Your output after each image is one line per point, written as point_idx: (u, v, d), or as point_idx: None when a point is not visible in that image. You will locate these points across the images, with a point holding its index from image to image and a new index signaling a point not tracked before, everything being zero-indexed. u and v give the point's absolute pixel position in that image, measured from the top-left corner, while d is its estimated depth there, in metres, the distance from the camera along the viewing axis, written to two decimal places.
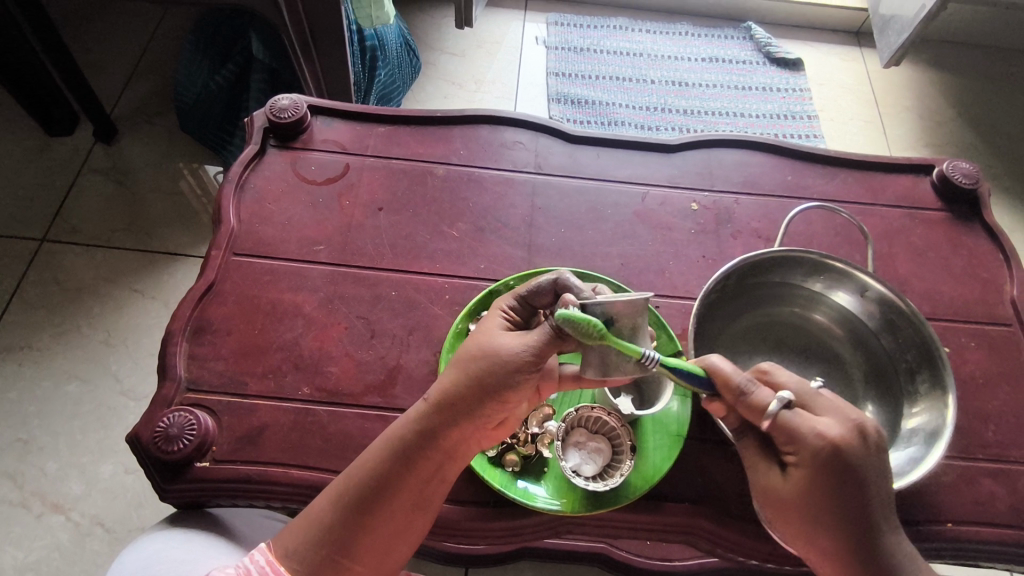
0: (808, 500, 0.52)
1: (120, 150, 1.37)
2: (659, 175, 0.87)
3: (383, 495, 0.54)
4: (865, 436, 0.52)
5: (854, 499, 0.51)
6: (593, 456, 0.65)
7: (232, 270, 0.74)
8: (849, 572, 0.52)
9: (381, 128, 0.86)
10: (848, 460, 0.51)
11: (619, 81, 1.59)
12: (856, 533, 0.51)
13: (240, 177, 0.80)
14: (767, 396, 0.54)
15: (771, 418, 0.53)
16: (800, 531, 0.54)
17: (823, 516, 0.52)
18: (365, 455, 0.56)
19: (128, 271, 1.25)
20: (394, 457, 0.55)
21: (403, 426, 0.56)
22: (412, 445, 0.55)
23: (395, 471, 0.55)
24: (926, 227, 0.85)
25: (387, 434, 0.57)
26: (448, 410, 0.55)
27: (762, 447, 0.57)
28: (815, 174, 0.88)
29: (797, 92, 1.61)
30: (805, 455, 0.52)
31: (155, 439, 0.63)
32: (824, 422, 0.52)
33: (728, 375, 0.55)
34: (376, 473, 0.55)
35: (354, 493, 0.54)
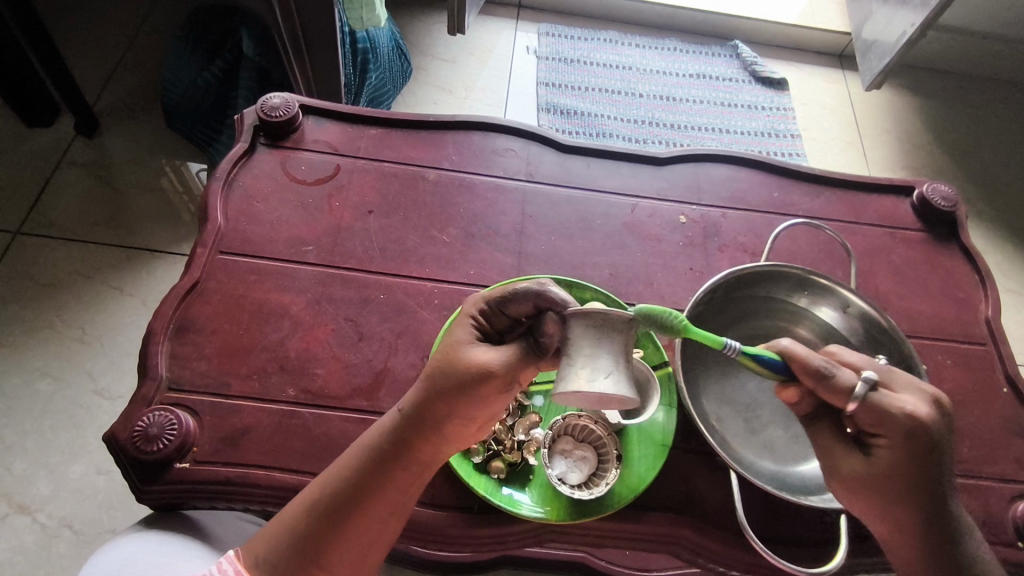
0: (899, 476, 0.53)
1: (101, 144, 1.34)
2: (649, 187, 0.88)
3: (361, 504, 0.54)
4: (941, 410, 0.54)
5: (938, 472, 0.53)
6: (579, 464, 0.64)
7: (217, 268, 0.73)
8: (920, 539, 0.54)
9: (373, 131, 0.86)
10: (934, 435, 0.53)
11: (607, 94, 1.61)
12: (937, 507, 0.53)
13: (228, 175, 0.79)
14: (852, 378, 0.54)
15: (860, 400, 0.53)
16: (879, 509, 0.55)
17: (913, 492, 0.53)
18: (338, 465, 0.55)
19: (106, 268, 1.23)
20: (372, 465, 0.55)
21: (380, 430, 0.56)
22: (388, 453, 0.55)
23: (370, 474, 0.54)
24: (906, 247, 0.87)
25: (366, 436, 0.57)
26: (419, 415, 0.56)
27: (840, 438, 0.57)
28: (801, 191, 0.90)
29: (780, 111, 1.64)
30: (896, 434, 0.53)
31: (133, 438, 0.62)
32: (909, 401, 0.54)
33: (806, 359, 0.54)
34: (356, 476, 0.54)
35: (332, 497, 0.54)
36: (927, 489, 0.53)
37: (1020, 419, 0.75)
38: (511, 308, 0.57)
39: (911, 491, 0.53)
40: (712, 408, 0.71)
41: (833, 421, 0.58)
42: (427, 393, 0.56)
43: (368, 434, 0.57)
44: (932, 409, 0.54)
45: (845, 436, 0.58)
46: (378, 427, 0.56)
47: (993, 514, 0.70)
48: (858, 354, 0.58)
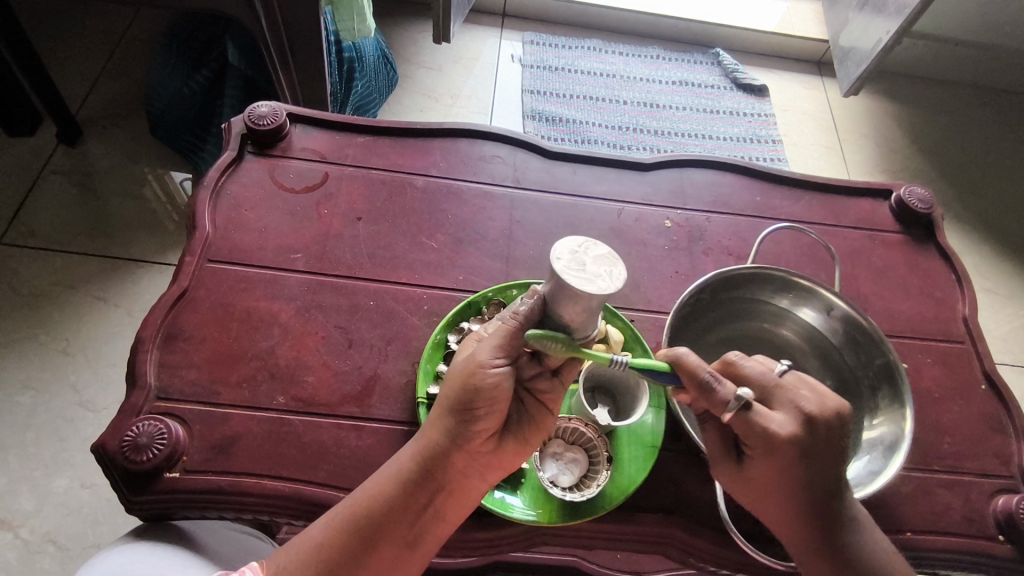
0: (773, 482, 0.55)
1: (84, 153, 1.33)
2: (635, 192, 0.89)
3: (384, 527, 0.55)
4: (815, 428, 0.54)
5: (809, 481, 0.54)
6: (571, 466, 0.65)
7: (206, 276, 0.73)
8: (801, 538, 0.56)
9: (360, 139, 0.86)
10: (802, 447, 0.54)
11: (593, 100, 1.63)
12: (814, 508, 0.55)
13: (216, 183, 0.79)
14: (728, 392, 0.55)
15: (732, 413, 0.54)
16: (761, 508, 0.58)
17: (786, 496, 0.55)
18: (367, 488, 0.56)
19: (90, 278, 1.21)
20: (398, 490, 0.56)
21: (403, 458, 0.57)
22: (415, 478, 0.56)
23: (391, 501, 0.55)
24: (885, 248, 0.89)
25: (388, 466, 0.58)
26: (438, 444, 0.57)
27: (724, 442, 0.59)
28: (782, 195, 0.92)
29: (762, 117, 1.67)
30: (764, 447, 0.54)
31: (123, 448, 0.61)
32: (777, 419, 0.54)
33: (691, 371, 0.55)
34: (376, 504, 0.55)
35: (354, 524, 0.54)
36: (799, 494, 0.55)
37: (997, 415, 0.77)
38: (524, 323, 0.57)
39: (786, 494, 0.55)
40: None
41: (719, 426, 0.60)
42: (444, 412, 0.57)
43: (395, 458, 0.57)
44: (807, 422, 0.54)
45: (731, 440, 0.59)
46: (407, 452, 0.57)
47: (974, 509, 0.71)
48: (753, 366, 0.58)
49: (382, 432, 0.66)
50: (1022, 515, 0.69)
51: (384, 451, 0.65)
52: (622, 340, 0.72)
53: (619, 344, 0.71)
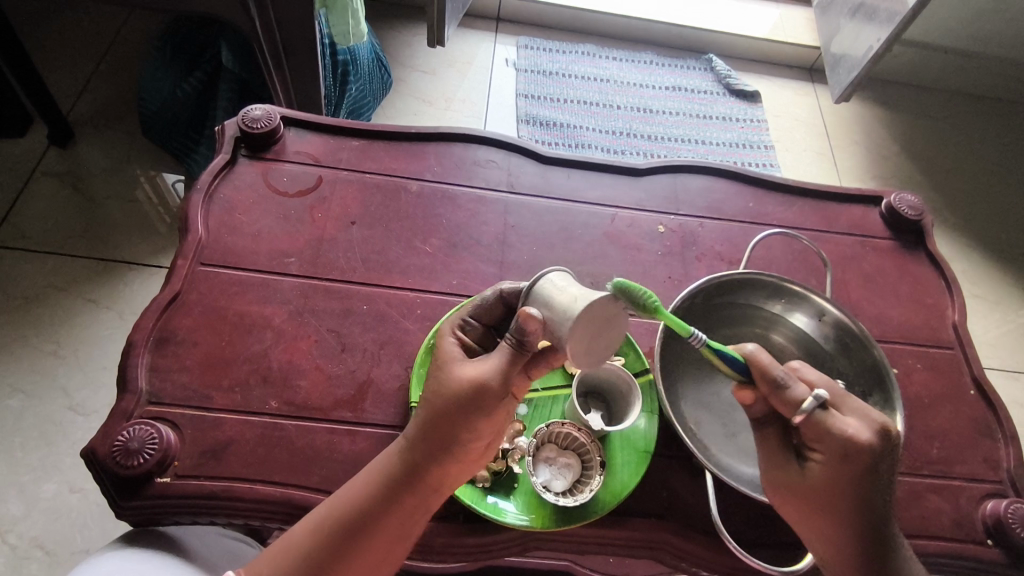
0: (833, 489, 0.55)
1: (76, 155, 1.32)
2: (628, 197, 0.89)
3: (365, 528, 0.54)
4: (887, 437, 0.55)
5: (871, 490, 0.55)
6: (564, 471, 0.65)
7: (198, 280, 0.72)
8: (851, 556, 0.56)
9: (354, 143, 0.86)
10: (880, 456, 0.54)
11: (586, 105, 1.64)
12: (868, 518, 0.55)
13: (209, 187, 0.79)
14: (804, 393, 0.55)
15: (806, 414, 0.55)
16: (807, 513, 0.58)
17: (840, 504, 0.56)
18: (342, 493, 0.55)
19: (80, 280, 1.21)
20: (382, 490, 0.55)
21: (388, 459, 0.56)
22: (400, 478, 0.55)
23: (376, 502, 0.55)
24: (876, 255, 0.90)
25: (372, 465, 0.57)
26: (425, 449, 0.55)
27: (783, 449, 0.59)
28: (774, 200, 0.93)
29: (754, 123, 1.69)
30: (832, 452, 0.55)
31: (113, 453, 0.60)
32: (853, 424, 0.55)
33: (767, 365, 0.55)
34: (364, 503, 0.55)
35: (338, 526, 0.54)
36: (863, 507, 0.55)
37: (986, 421, 0.78)
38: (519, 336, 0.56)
39: (846, 506, 0.55)
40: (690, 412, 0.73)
41: (778, 430, 0.60)
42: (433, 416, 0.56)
43: (381, 457, 0.57)
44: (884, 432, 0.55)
45: (787, 446, 0.59)
46: (394, 454, 0.56)
47: (963, 513, 0.72)
48: (819, 372, 0.59)
49: (376, 437, 0.66)
50: (1011, 519, 0.70)
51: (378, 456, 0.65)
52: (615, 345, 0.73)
53: None
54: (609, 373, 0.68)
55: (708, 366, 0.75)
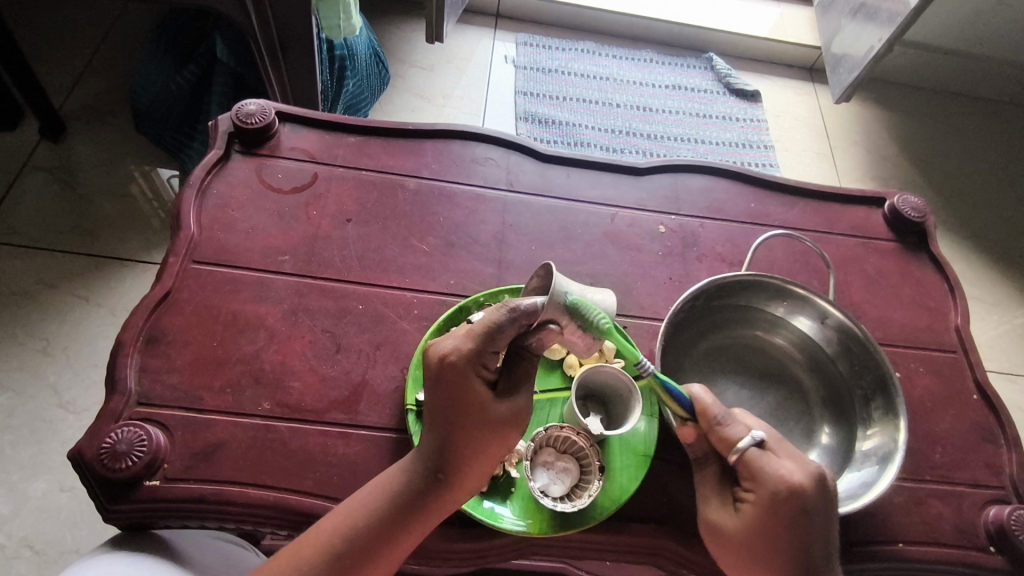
0: (763, 535, 0.54)
1: (68, 149, 1.30)
2: (629, 197, 0.88)
3: (376, 535, 0.54)
4: (822, 484, 0.54)
5: (802, 539, 0.53)
6: (562, 476, 0.63)
7: (190, 278, 0.71)
8: None
9: (351, 139, 0.85)
10: (812, 502, 0.53)
11: (585, 103, 1.62)
12: (797, 570, 0.53)
13: (202, 182, 0.77)
14: (739, 432, 0.57)
15: (740, 453, 0.56)
16: (740, 565, 0.56)
17: (767, 554, 0.54)
18: (355, 501, 0.55)
19: (72, 276, 1.19)
20: (392, 504, 0.55)
21: (407, 471, 0.56)
22: (411, 494, 0.55)
23: (394, 514, 0.54)
24: (878, 257, 0.89)
25: (390, 475, 0.56)
26: (449, 465, 0.55)
27: (719, 489, 0.59)
28: (775, 201, 0.92)
29: (754, 123, 1.68)
30: (762, 493, 0.54)
31: (100, 456, 0.59)
32: (787, 466, 0.54)
33: (706, 404, 0.58)
34: (382, 515, 0.54)
35: (348, 540, 0.53)
36: (790, 553, 0.53)
37: (989, 426, 0.77)
38: (528, 344, 0.55)
39: (777, 550, 0.54)
40: None
41: (719, 469, 0.60)
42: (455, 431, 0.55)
43: (396, 469, 0.57)
44: (819, 479, 0.54)
45: (726, 484, 0.60)
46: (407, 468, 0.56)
47: (966, 520, 0.71)
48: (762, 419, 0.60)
49: (370, 440, 0.65)
50: (1013, 526, 0.69)
51: (372, 459, 0.64)
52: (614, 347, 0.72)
53: (610, 352, 0.71)
54: (613, 378, 0.67)
55: (708, 369, 0.74)
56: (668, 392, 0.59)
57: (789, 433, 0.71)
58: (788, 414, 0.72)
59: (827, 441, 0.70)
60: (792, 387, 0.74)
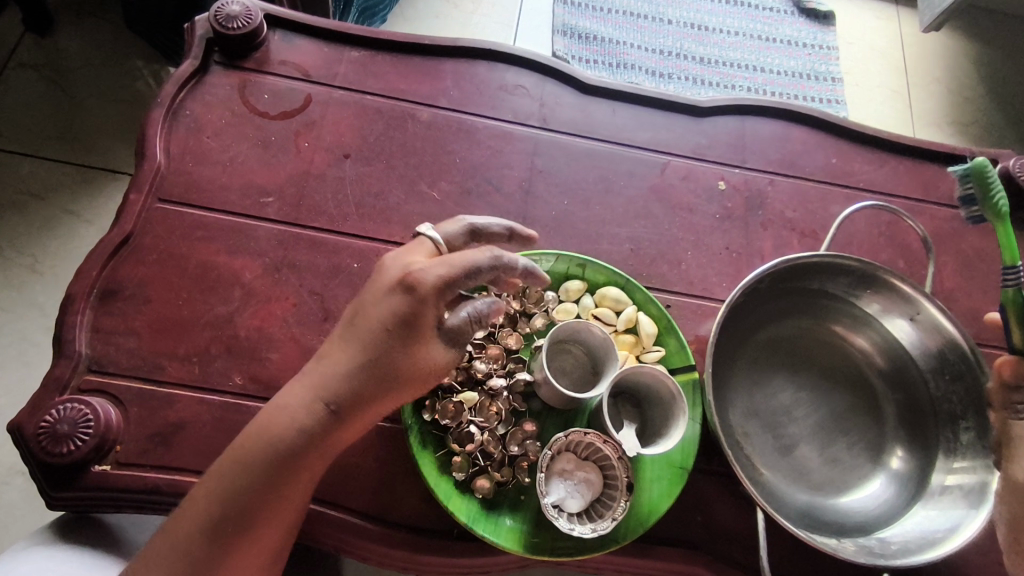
0: None
1: (55, 43, 1.16)
2: (685, 143, 0.73)
3: (262, 494, 0.45)
4: None
5: None
6: (581, 489, 0.53)
7: (154, 220, 0.59)
8: None
9: (354, 53, 0.70)
10: None
11: (633, 18, 1.41)
12: None
13: (173, 101, 0.64)
14: None
15: None
16: None
17: None
18: (232, 453, 0.46)
19: (58, 188, 1.08)
20: (271, 456, 0.45)
21: (283, 416, 0.46)
22: (288, 442, 0.45)
23: (275, 466, 0.45)
24: (980, 234, 0.74)
25: (260, 423, 0.46)
26: (348, 395, 0.46)
27: None
28: (862, 157, 0.76)
29: (824, 50, 1.45)
30: None
31: (39, 435, 0.50)
32: None
33: None
34: (260, 469, 0.45)
35: (229, 498, 0.44)
36: None
37: None
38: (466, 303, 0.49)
39: None
40: (736, 419, 0.59)
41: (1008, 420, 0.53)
42: (355, 357, 0.46)
43: (270, 412, 0.47)
44: None
45: None
46: (283, 412, 0.46)
47: None
48: None
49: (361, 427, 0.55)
50: None
51: (361, 450, 0.54)
52: (654, 333, 0.61)
53: (649, 339, 0.60)
54: (600, 341, 0.56)
55: (762, 364, 0.61)
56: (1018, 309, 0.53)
57: (853, 453, 0.59)
58: (854, 428, 0.60)
59: (899, 467, 0.58)
60: (862, 395, 0.61)
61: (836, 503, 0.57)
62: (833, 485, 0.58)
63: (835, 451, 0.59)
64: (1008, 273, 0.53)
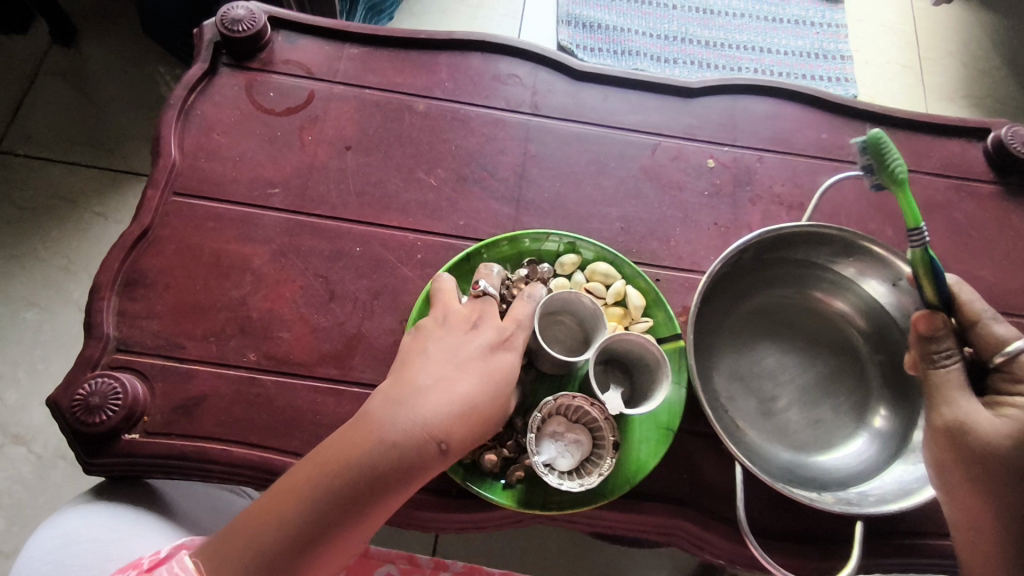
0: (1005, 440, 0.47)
1: (80, 53, 1.23)
2: (674, 124, 0.75)
3: (352, 514, 0.45)
4: None
5: None
6: (571, 449, 0.56)
7: (172, 212, 0.64)
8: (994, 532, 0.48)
9: (354, 50, 0.73)
10: None
11: (639, 5, 1.43)
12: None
13: (185, 103, 0.68)
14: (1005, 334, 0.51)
15: (1007, 356, 0.50)
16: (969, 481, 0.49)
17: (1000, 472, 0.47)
18: (333, 467, 0.46)
19: (88, 193, 1.15)
20: (375, 478, 0.45)
21: (396, 441, 0.46)
22: (394, 468, 0.46)
23: (369, 496, 0.45)
24: (971, 202, 0.74)
25: (371, 445, 0.46)
26: (456, 433, 0.47)
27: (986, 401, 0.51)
28: (851, 131, 0.77)
29: (834, 28, 1.45)
30: None
31: (73, 408, 0.55)
32: None
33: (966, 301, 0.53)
34: (362, 490, 0.45)
35: (324, 511, 0.45)
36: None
37: None
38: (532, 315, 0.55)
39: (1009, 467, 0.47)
40: (722, 383, 0.62)
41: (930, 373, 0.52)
42: (466, 385, 0.48)
43: (382, 432, 0.46)
44: None
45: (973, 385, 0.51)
46: (394, 436, 0.46)
47: None
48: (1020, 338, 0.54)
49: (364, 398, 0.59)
50: None
51: None
52: (643, 305, 0.64)
53: (637, 312, 0.63)
54: (590, 311, 0.59)
55: (748, 332, 0.64)
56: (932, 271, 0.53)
57: (836, 413, 0.62)
58: (839, 390, 0.63)
59: (882, 426, 0.61)
60: (846, 358, 0.64)
61: (819, 461, 0.60)
62: (816, 445, 0.61)
63: (818, 413, 0.62)
64: (910, 238, 0.52)
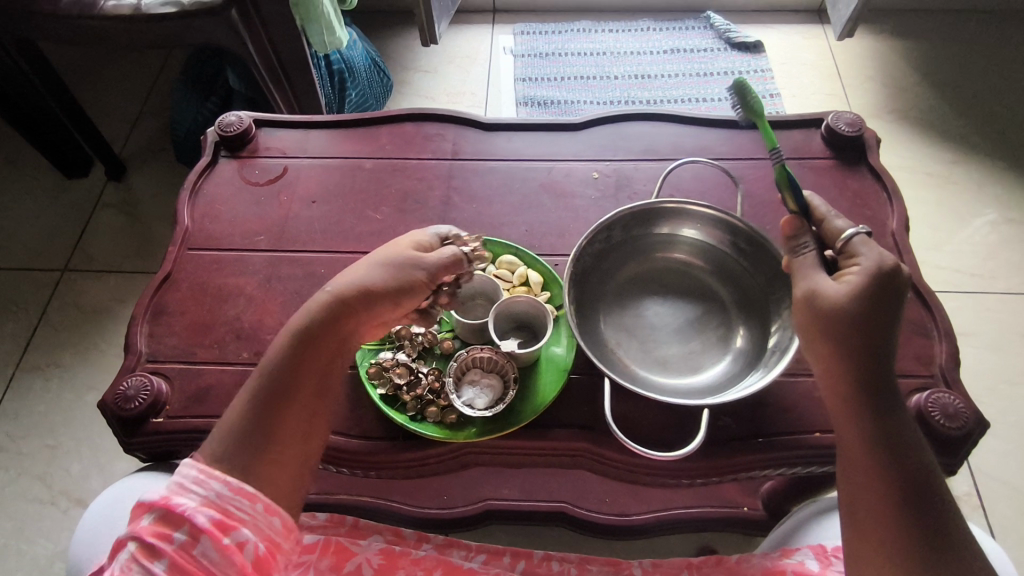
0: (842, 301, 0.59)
1: (127, 184, 1.54)
2: (566, 151, 0.96)
3: (295, 372, 0.62)
4: (897, 269, 0.59)
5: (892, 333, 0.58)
6: (486, 390, 0.72)
7: (186, 262, 0.86)
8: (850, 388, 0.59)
9: (317, 133, 0.98)
10: (895, 279, 0.59)
11: (585, 80, 1.70)
12: (868, 369, 0.58)
13: (194, 186, 0.92)
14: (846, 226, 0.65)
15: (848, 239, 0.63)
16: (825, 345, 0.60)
17: (839, 326, 0.59)
18: (275, 350, 0.63)
19: (135, 293, 1.40)
20: (301, 340, 0.63)
21: (306, 313, 0.64)
22: (312, 329, 0.63)
23: (298, 356, 0.62)
24: (815, 175, 0.91)
25: (295, 322, 0.64)
26: (353, 292, 0.65)
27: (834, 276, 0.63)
28: (711, 136, 0.96)
29: (760, 73, 1.69)
30: (868, 262, 0.60)
31: (115, 399, 0.74)
32: (871, 253, 0.61)
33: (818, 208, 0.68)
34: (294, 353, 0.63)
35: (273, 376, 0.62)
36: (860, 326, 0.58)
37: (922, 320, 0.79)
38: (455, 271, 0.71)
39: (845, 321, 0.58)
40: (611, 333, 0.78)
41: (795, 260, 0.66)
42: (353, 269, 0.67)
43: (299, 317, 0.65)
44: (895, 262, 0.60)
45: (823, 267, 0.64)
46: (308, 311, 0.65)
47: None
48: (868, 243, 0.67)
49: None
50: (931, 409, 0.71)
51: None
52: (542, 283, 0.81)
53: (538, 287, 0.80)
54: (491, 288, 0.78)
55: (629, 293, 0.80)
56: (789, 181, 0.69)
57: (707, 343, 0.76)
58: (708, 325, 0.78)
59: (742, 343, 0.75)
60: (709, 300, 0.79)
61: (697, 380, 0.74)
62: (694, 369, 0.75)
63: (692, 345, 0.77)
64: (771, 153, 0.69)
